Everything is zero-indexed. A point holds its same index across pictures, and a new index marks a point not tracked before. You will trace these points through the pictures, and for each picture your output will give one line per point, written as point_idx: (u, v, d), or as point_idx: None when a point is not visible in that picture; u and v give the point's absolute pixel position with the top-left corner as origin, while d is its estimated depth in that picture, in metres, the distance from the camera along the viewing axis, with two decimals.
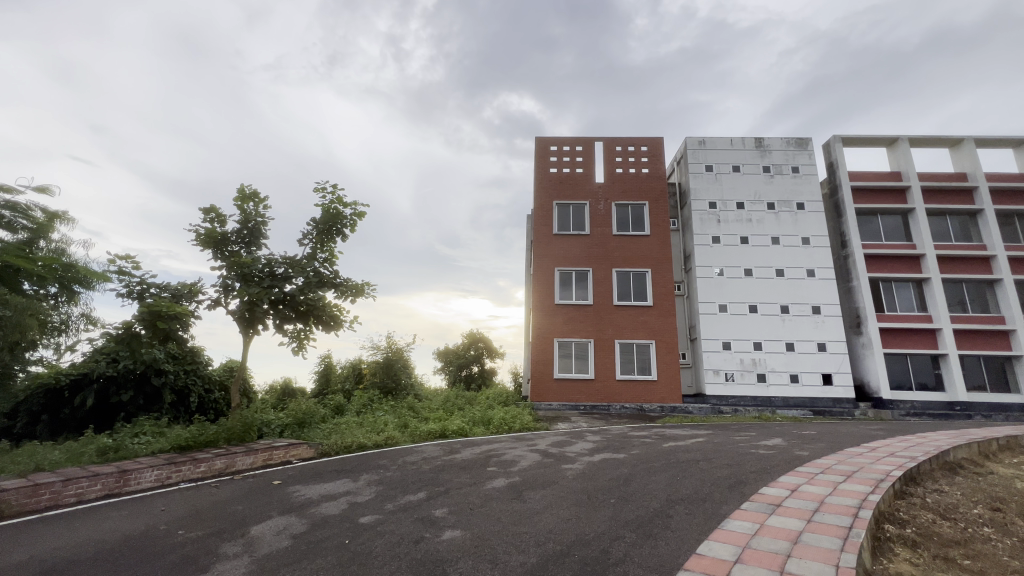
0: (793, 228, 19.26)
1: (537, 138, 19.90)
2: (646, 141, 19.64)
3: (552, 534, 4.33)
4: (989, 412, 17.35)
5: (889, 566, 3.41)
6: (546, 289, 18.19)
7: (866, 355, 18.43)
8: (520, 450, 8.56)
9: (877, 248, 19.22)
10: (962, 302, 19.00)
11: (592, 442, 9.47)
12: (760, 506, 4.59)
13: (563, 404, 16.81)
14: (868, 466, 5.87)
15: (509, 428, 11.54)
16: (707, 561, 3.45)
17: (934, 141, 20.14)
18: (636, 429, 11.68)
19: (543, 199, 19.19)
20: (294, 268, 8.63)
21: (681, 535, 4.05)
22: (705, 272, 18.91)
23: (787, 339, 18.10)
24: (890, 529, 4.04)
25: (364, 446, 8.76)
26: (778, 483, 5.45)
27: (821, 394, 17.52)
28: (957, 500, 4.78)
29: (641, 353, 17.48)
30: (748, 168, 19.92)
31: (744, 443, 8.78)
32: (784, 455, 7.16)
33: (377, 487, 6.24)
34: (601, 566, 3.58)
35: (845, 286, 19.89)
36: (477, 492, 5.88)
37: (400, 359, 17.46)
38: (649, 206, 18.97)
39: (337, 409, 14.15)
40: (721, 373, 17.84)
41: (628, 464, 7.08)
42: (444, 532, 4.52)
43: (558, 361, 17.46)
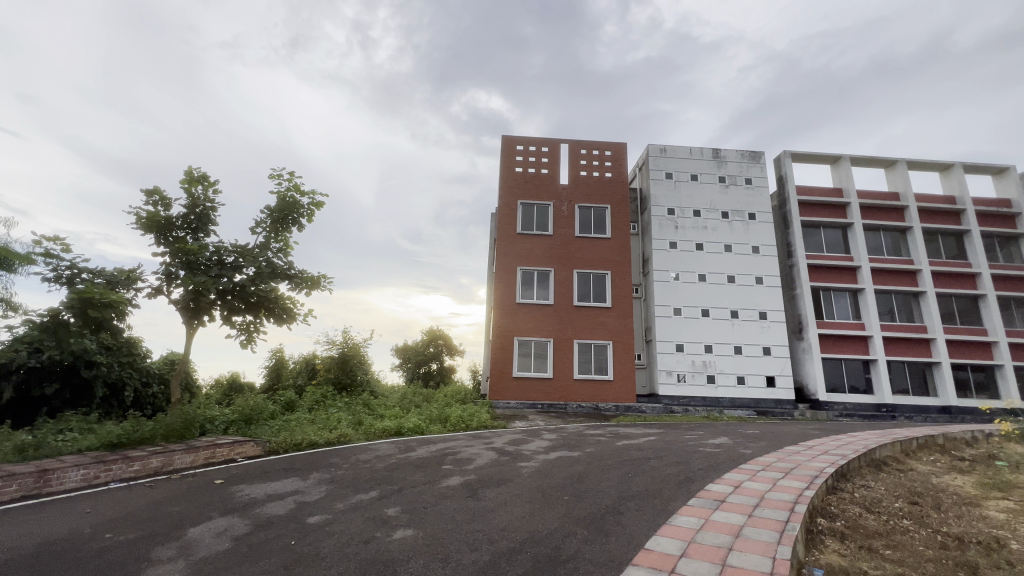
0: (744, 236, 20.21)
1: (503, 136, 19.88)
2: (610, 146, 20.03)
3: (505, 532, 4.33)
4: (911, 414, 18.83)
5: (820, 557, 3.63)
6: (507, 288, 18.20)
7: (806, 359, 19.57)
8: (476, 449, 8.53)
9: (819, 259, 20.46)
10: (891, 311, 20.55)
11: (549, 440, 9.55)
12: (706, 502, 4.78)
13: (521, 402, 16.89)
14: (805, 463, 6.23)
15: (466, 426, 11.48)
16: (655, 556, 3.54)
17: (872, 161, 21.64)
18: (591, 427, 11.91)
19: (508, 198, 19.20)
20: (245, 257, 8.24)
21: (630, 531, 4.15)
22: (662, 276, 19.52)
23: (735, 342, 18.97)
24: (822, 522, 4.30)
25: (316, 443, 8.47)
26: (723, 479, 5.70)
27: (764, 395, 18.46)
28: (881, 495, 5.16)
29: (598, 353, 17.83)
30: (704, 177, 20.73)
31: (693, 441, 9.09)
32: (729, 454, 7.47)
33: (327, 486, 6.03)
34: (553, 563, 3.61)
35: (789, 294, 21.06)
36: (432, 491, 5.80)
37: (357, 355, 16.98)
38: (611, 210, 19.36)
39: (288, 405, 13.64)
40: (673, 373, 18.48)
41: (583, 462, 7.19)
42: (396, 531, 4.43)
43: (518, 359, 17.54)
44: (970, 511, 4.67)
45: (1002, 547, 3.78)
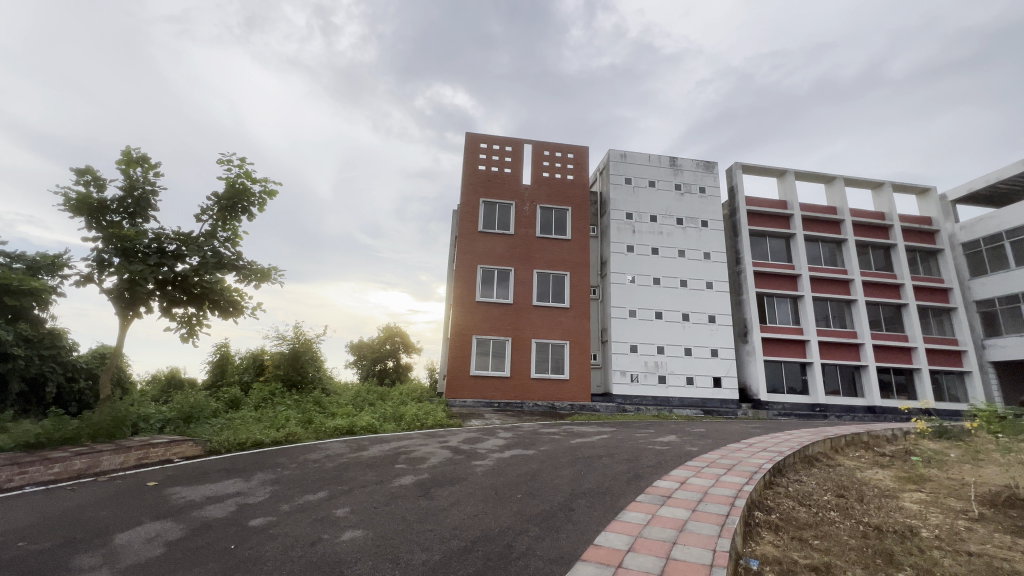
0: (697, 242, 21.05)
1: (467, 133, 19.74)
2: (572, 149, 20.32)
3: (457, 531, 4.30)
4: (841, 413, 20.23)
5: (756, 548, 3.84)
6: (467, 286, 18.09)
7: (750, 361, 20.64)
8: (430, 447, 8.43)
9: (764, 267, 21.63)
10: (826, 318, 22.01)
11: (504, 438, 9.59)
12: (653, 498, 4.95)
13: (478, 401, 16.84)
14: (746, 460, 6.57)
15: (421, 425, 11.31)
16: (603, 552, 3.61)
17: (814, 177, 23.09)
18: (546, 426, 12.07)
19: (470, 196, 19.09)
20: (188, 246, 7.76)
21: (581, 528, 4.22)
22: (619, 279, 20.00)
23: (686, 344, 19.74)
24: (759, 515, 4.55)
25: (261, 443, 8.10)
26: (670, 476, 5.91)
27: (711, 395, 19.30)
28: (812, 489, 5.53)
29: (555, 353, 18.07)
30: (661, 184, 21.43)
31: (643, 439, 9.37)
32: (677, 451, 7.76)
33: (271, 487, 5.79)
34: (504, 560, 3.63)
35: (736, 298, 22.13)
36: (383, 490, 5.68)
37: (309, 351, 16.37)
38: (572, 212, 19.66)
39: (232, 402, 13.00)
40: (627, 373, 18.98)
41: (537, 460, 7.25)
42: (345, 532, 4.31)
43: (475, 358, 17.49)
44: (888, 502, 5.08)
45: (915, 535, 4.13)
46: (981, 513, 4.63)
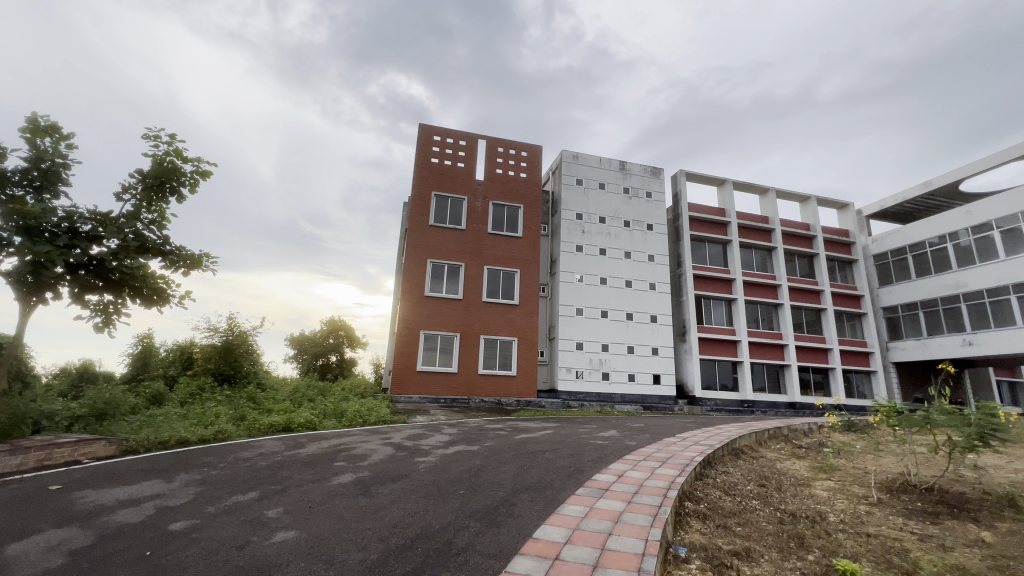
0: (642, 245, 21.87)
1: (420, 124, 19.35)
2: (526, 148, 20.47)
3: (396, 528, 4.23)
4: (766, 409, 21.73)
5: (684, 536, 4.06)
6: (416, 280, 17.77)
7: (687, 359, 21.74)
8: (372, 444, 8.21)
9: (703, 270, 22.82)
10: (756, 320, 23.57)
11: (448, 434, 9.51)
12: (592, 491, 5.10)
13: (424, 397, 16.62)
14: (679, 453, 6.91)
15: (363, 422, 10.99)
16: (541, 545, 3.67)
17: (749, 187, 24.62)
18: (492, 422, 12.09)
19: (422, 188, 18.74)
20: (106, 227, 7.07)
21: (522, 522, 4.27)
22: (568, 278, 20.40)
23: (629, 343, 20.46)
24: (689, 505, 4.81)
25: (186, 441, 7.57)
26: (608, 469, 6.11)
27: (651, 391, 20.14)
28: (736, 479, 5.93)
29: (503, 349, 18.16)
30: (611, 187, 22.04)
31: (585, 434, 9.64)
32: (616, 446, 8.04)
33: (196, 488, 5.41)
34: (444, 557, 3.61)
35: (677, 300, 23.22)
36: (320, 489, 5.47)
37: (243, 344, 15.43)
38: (524, 210, 19.80)
39: (155, 398, 12.03)
40: (572, 370, 19.39)
41: (481, 456, 7.26)
42: (277, 534, 4.13)
43: (423, 353, 17.23)
44: (801, 490, 5.53)
45: (823, 520, 4.52)
46: (879, 498, 5.15)
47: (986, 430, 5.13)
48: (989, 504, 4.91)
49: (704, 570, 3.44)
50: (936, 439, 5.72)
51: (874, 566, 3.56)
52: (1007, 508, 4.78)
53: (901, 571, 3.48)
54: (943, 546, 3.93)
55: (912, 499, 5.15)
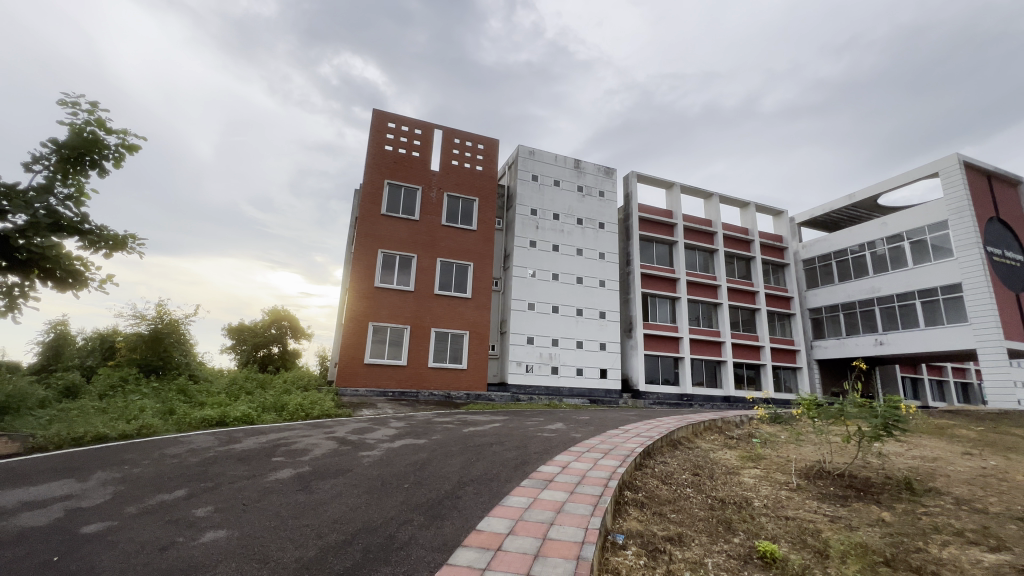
0: (594, 243, 22.40)
1: (374, 109, 18.73)
2: (483, 140, 20.35)
3: (336, 524, 4.11)
4: (703, 402, 22.93)
5: (622, 524, 4.22)
6: (366, 270, 17.26)
7: (633, 354, 22.56)
8: (314, 438, 7.92)
9: (650, 270, 23.71)
10: (697, 318, 24.79)
11: (395, 428, 9.34)
12: (536, 482, 5.20)
13: (371, 390, 16.22)
14: (620, 445, 7.16)
15: (305, 415, 10.58)
16: (484, 536, 3.69)
17: (695, 192, 25.80)
18: (440, 415, 12.02)
19: (374, 176, 18.19)
20: (11, 200, 6.36)
21: (466, 515, 4.28)
22: (521, 273, 20.54)
23: (578, 338, 20.94)
24: (628, 494, 5.01)
25: (105, 437, 7.01)
26: (553, 461, 6.24)
27: (597, 385, 20.72)
28: (673, 469, 6.24)
29: (454, 343, 18.04)
30: (565, 184, 22.37)
31: (532, 427, 9.77)
32: (562, 438, 8.22)
33: (113, 488, 5.00)
34: (385, 552, 3.55)
35: (625, 297, 24.01)
36: (255, 486, 5.22)
37: (174, 333, 14.36)
38: (478, 203, 19.71)
39: (68, 390, 10.99)
40: (523, 364, 19.56)
41: (427, 449, 7.19)
42: (205, 534, 3.90)
43: (371, 345, 16.80)
44: (731, 478, 5.90)
45: (748, 505, 4.85)
46: (798, 484, 5.60)
47: (891, 420, 5.67)
48: (889, 487, 5.45)
49: (640, 555, 3.59)
50: (849, 430, 6.27)
51: (790, 547, 3.87)
52: (904, 490, 5.33)
53: (814, 550, 3.79)
54: (850, 526, 4.32)
55: (826, 484, 5.63)
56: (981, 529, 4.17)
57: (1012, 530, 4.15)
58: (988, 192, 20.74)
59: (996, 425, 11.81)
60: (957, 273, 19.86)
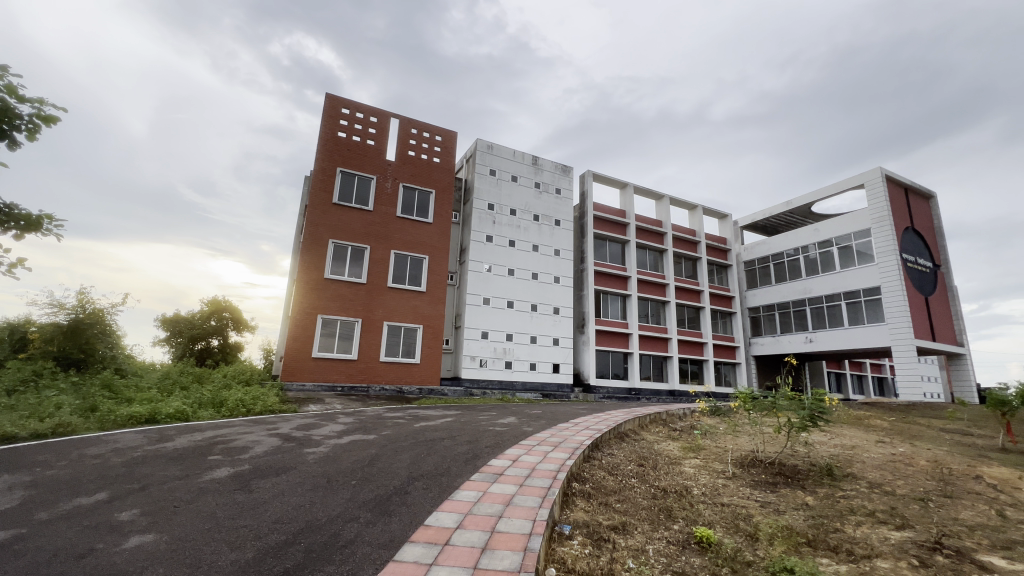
0: (549, 239, 22.67)
1: (327, 93, 17.98)
2: (441, 132, 20.06)
3: (277, 524, 3.96)
4: (650, 396, 23.81)
5: (569, 515, 4.32)
6: (315, 260, 16.59)
7: (585, 350, 23.08)
8: (255, 436, 7.55)
9: (603, 267, 24.31)
10: (646, 315, 25.68)
11: (343, 424, 9.08)
12: (486, 476, 5.22)
13: (318, 384, 15.65)
14: (570, 438, 7.33)
15: (246, 411, 10.08)
16: (432, 531, 3.67)
17: (647, 193, 26.66)
18: (391, 410, 11.78)
19: (326, 163, 17.49)
20: None
21: (414, 510, 4.24)
22: (477, 267, 20.45)
23: (532, 333, 21.16)
24: (576, 485, 5.13)
25: (12, 437, 6.38)
26: (504, 455, 6.29)
27: (550, 379, 21.04)
28: (619, 460, 6.45)
29: (407, 337, 17.75)
30: (522, 180, 22.47)
31: (485, 422, 9.78)
32: (513, 432, 8.27)
33: (22, 493, 4.55)
34: (328, 550, 3.45)
35: (579, 294, 24.50)
36: (187, 486, 4.92)
37: (97, 325, 13.22)
38: (435, 196, 19.43)
39: None
40: (477, 359, 19.50)
41: (376, 445, 7.05)
42: (129, 538, 3.63)
43: (319, 339, 16.22)
44: (673, 468, 6.18)
45: (688, 493, 5.10)
46: (733, 472, 5.96)
47: (816, 412, 6.13)
48: (814, 473, 5.90)
49: (585, 545, 3.69)
50: (779, 421, 6.71)
51: (724, 531, 4.10)
52: (826, 476, 5.79)
53: (746, 534, 4.04)
54: (778, 510, 4.65)
55: (758, 471, 6.03)
56: (889, 509, 4.60)
57: (915, 510, 4.61)
58: (905, 204, 22.75)
59: (906, 416, 13.02)
60: (877, 277, 21.66)
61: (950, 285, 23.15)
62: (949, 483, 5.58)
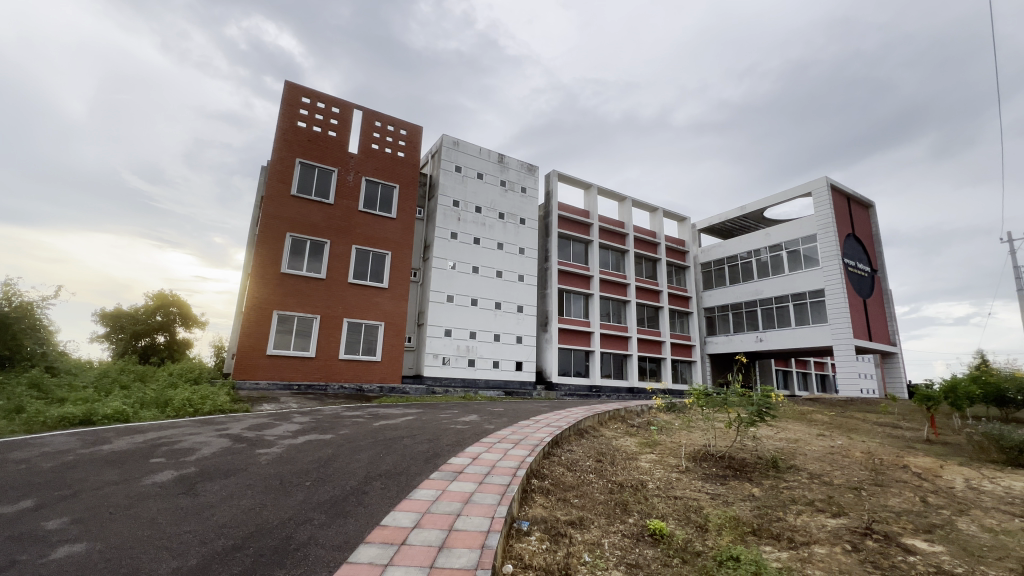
0: (514, 237, 22.75)
1: (286, 81, 17.31)
2: (406, 126, 19.73)
3: (224, 529, 3.78)
4: (610, 393, 24.32)
5: (528, 511, 4.36)
6: (271, 254, 15.94)
7: (548, 347, 23.31)
8: (203, 437, 7.20)
9: (566, 266, 24.63)
10: (607, 313, 26.18)
11: (298, 423, 8.77)
12: (446, 474, 5.19)
13: (273, 383, 15.08)
14: (530, 435, 7.37)
15: (193, 411, 9.58)
16: (389, 531, 3.61)
17: (611, 194, 27.19)
18: (349, 409, 11.51)
19: (284, 154, 16.85)
20: None
21: (371, 510, 4.16)
22: (441, 264, 20.24)
23: (496, 331, 21.18)
24: (535, 482, 5.17)
25: None
26: (464, 453, 6.26)
27: (512, 377, 21.12)
28: (578, 456, 6.55)
29: (368, 334, 17.37)
30: (488, 178, 22.42)
31: (446, 420, 9.71)
32: (474, 430, 8.25)
33: None
34: (280, 554, 3.33)
35: (542, 292, 24.72)
36: (125, 491, 4.62)
37: (25, 319, 12.19)
38: (399, 191, 19.10)
39: None
40: (439, 356, 19.30)
41: (333, 445, 6.86)
42: (56, 549, 3.37)
43: (275, 336, 15.62)
44: (630, 463, 6.35)
45: (643, 487, 5.25)
46: (686, 466, 6.18)
47: (763, 408, 6.45)
48: (760, 466, 6.20)
49: (543, 540, 3.74)
50: (729, 417, 7.00)
51: (676, 523, 4.25)
52: (771, 468, 6.09)
53: (696, 525, 4.21)
54: (726, 501, 4.86)
55: (710, 465, 6.28)
56: (826, 498, 4.91)
57: (848, 498, 4.94)
58: (847, 213, 24.23)
59: (844, 410, 13.88)
60: (821, 280, 22.97)
61: (885, 289, 24.86)
62: (880, 472, 6.00)
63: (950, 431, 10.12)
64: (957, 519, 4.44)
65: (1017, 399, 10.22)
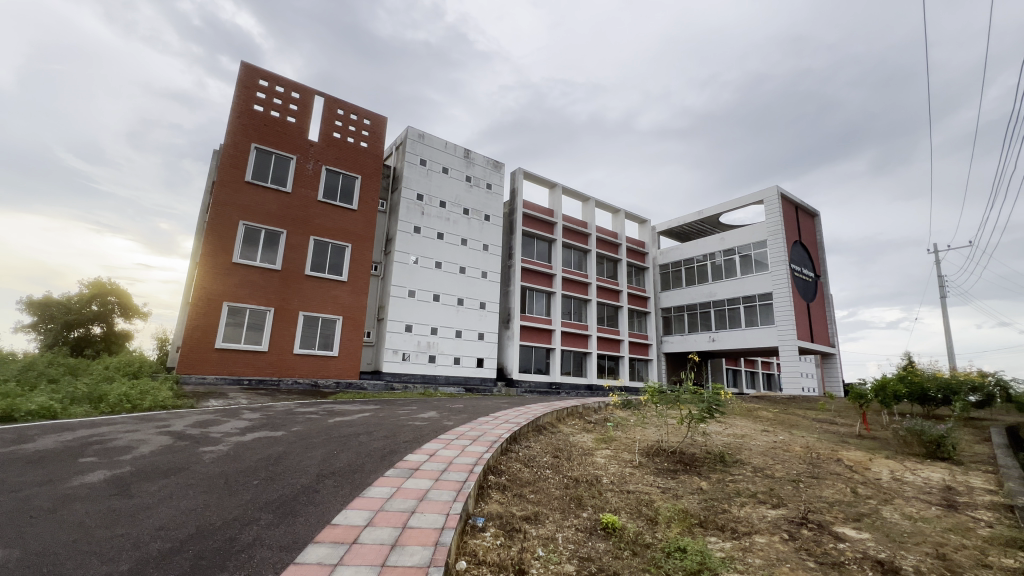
0: (478, 233, 22.66)
1: (243, 61, 16.48)
2: (369, 116, 19.23)
3: (162, 531, 3.58)
4: (570, 390, 24.71)
5: (484, 507, 4.35)
6: (222, 242, 15.17)
7: (509, 344, 23.41)
8: (141, 434, 6.77)
9: (529, 264, 24.79)
10: (569, 312, 26.54)
11: (247, 420, 8.41)
12: (401, 471, 5.11)
13: (221, 378, 14.38)
14: (488, 432, 7.36)
15: (131, 408, 8.99)
16: (340, 531, 3.52)
17: (575, 194, 27.53)
18: (303, 405, 11.14)
19: (238, 138, 16.05)
20: None
21: (322, 509, 4.04)
22: (403, 258, 19.88)
23: (458, 327, 21.05)
24: (492, 478, 5.18)
25: None
26: (421, 450, 6.18)
27: (473, 373, 21.06)
28: (535, 452, 6.60)
29: (324, 328, 16.86)
30: (453, 172, 22.20)
31: (404, 416, 9.56)
32: (433, 426, 8.17)
33: None
34: (222, 556, 3.19)
35: (505, 289, 24.77)
36: (49, 494, 4.27)
37: None
38: (361, 181, 18.62)
39: None
40: (399, 352, 18.98)
41: (284, 442, 6.61)
42: None
43: (224, 328, 14.89)
44: (585, 458, 6.47)
45: (598, 482, 5.35)
46: (640, 461, 6.35)
47: (713, 405, 6.73)
48: (709, 460, 6.47)
49: (497, 536, 3.75)
50: (681, 413, 7.27)
51: (628, 517, 4.36)
52: (719, 463, 6.38)
53: (647, 518, 4.34)
54: (676, 495, 5.04)
55: (662, 460, 6.49)
56: (767, 490, 5.18)
57: (788, 490, 5.23)
58: (795, 221, 25.59)
59: (788, 407, 14.66)
60: (769, 284, 24.18)
61: (826, 293, 26.44)
62: (817, 465, 6.39)
63: (879, 426, 10.90)
64: (882, 508, 4.79)
65: (938, 397, 11.10)
